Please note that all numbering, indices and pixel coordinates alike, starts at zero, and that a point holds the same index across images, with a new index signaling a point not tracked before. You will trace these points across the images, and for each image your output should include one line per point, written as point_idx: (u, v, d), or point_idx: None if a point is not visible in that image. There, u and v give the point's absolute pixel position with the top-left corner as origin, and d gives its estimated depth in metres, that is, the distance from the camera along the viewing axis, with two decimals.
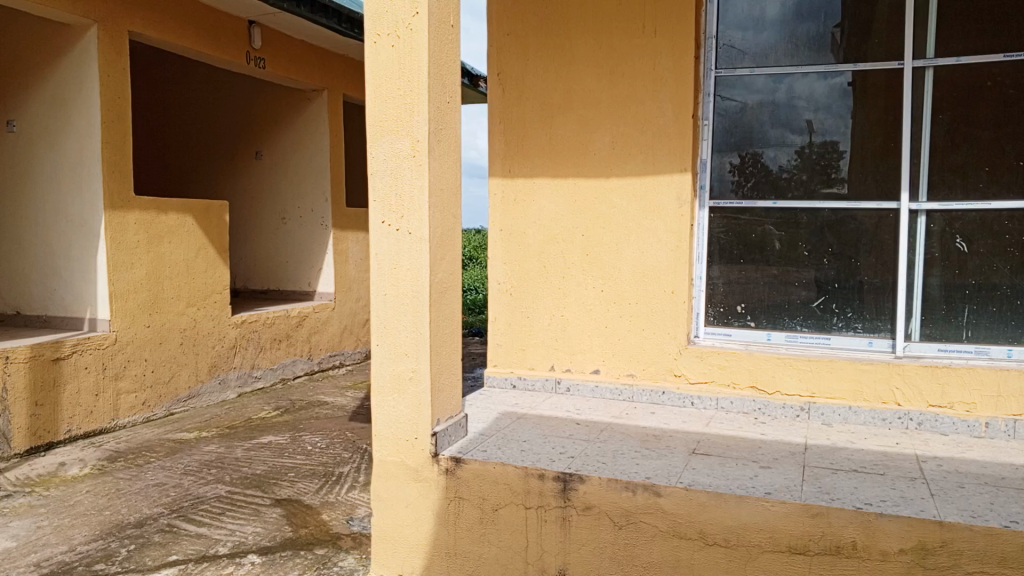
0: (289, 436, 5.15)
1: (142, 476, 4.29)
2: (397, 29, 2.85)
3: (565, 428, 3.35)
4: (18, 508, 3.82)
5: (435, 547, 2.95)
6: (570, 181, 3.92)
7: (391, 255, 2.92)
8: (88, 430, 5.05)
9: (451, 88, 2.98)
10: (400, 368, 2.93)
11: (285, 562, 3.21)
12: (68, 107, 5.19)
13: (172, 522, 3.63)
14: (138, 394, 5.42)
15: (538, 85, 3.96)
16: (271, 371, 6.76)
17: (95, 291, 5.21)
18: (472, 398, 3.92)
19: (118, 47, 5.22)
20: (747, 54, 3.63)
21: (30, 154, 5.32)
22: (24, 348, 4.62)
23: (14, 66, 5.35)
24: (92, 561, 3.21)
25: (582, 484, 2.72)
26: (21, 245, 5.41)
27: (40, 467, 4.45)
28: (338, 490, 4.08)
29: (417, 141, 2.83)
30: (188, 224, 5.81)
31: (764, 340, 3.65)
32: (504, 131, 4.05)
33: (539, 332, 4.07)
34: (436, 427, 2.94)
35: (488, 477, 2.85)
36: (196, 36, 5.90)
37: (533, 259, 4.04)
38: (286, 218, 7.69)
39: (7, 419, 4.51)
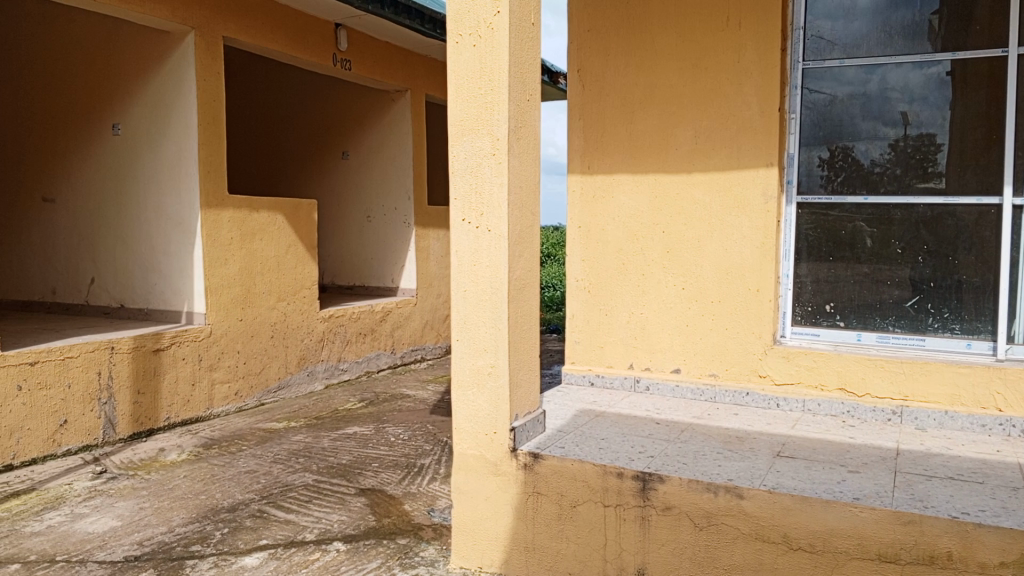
0: (372, 428, 5.29)
1: (234, 463, 4.49)
2: (479, 28, 2.88)
3: (644, 427, 3.32)
4: (122, 490, 4.06)
5: (513, 541, 2.98)
6: (651, 178, 3.88)
7: (471, 251, 2.96)
8: (185, 418, 5.31)
9: (531, 86, 3.00)
10: (479, 363, 2.97)
11: (369, 550, 3.30)
12: (168, 111, 5.47)
13: (263, 508, 3.79)
14: (231, 384, 5.67)
15: (618, 80, 3.93)
16: (356, 364, 6.94)
17: (192, 286, 5.47)
18: (550, 395, 3.93)
19: (214, 53, 5.46)
20: (837, 45, 3.51)
21: (133, 155, 5.62)
22: (128, 339, 4.90)
23: (117, 71, 5.65)
24: (189, 542, 3.39)
25: (662, 484, 2.70)
26: (124, 242, 5.72)
27: (142, 452, 4.71)
28: (420, 481, 4.17)
29: (497, 139, 2.87)
30: (279, 222, 6.03)
31: (853, 341, 3.53)
32: (584, 128, 4.04)
33: (618, 330, 4.03)
34: (514, 422, 2.97)
35: (567, 474, 2.86)
36: (287, 40, 6.11)
37: (613, 257, 4.01)
38: (370, 216, 7.88)
39: (112, 406, 4.81)
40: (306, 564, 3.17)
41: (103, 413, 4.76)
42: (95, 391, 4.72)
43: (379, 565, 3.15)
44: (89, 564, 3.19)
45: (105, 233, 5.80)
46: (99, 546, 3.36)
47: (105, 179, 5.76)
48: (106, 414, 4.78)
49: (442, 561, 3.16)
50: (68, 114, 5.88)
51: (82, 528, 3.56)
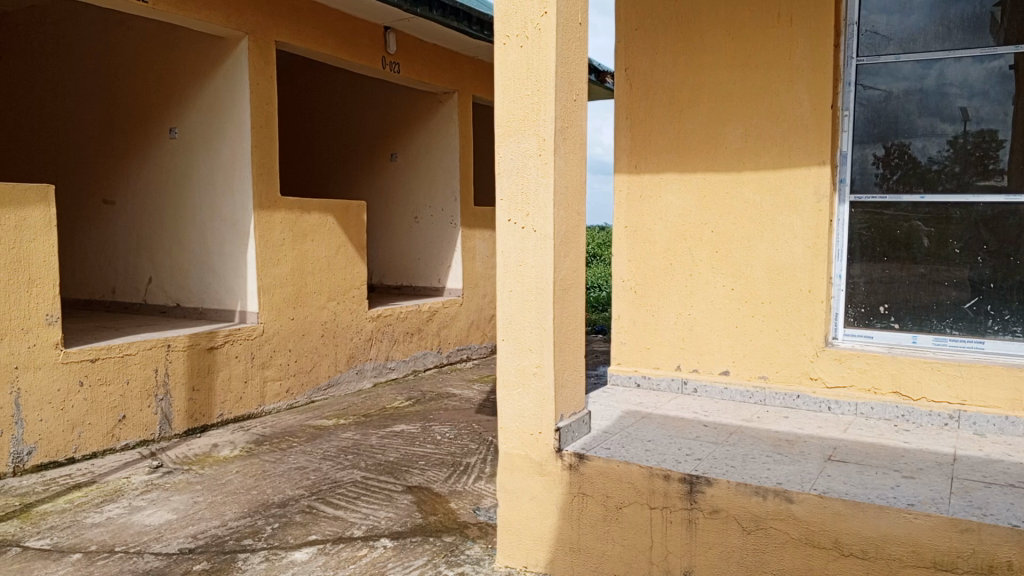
0: (419, 426, 5.34)
1: (285, 459, 4.58)
2: (526, 29, 2.89)
3: (692, 429, 3.28)
4: (178, 484, 4.17)
5: (558, 541, 2.97)
6: (699, 177, 3.84)
7: (516, 251, 2.96)
8: (238, 415, 5.43)
9: (578, 86, 2.99)
10: (525, 363, 2.97)
11: (415, 547, 3.33)
12: (223, 115, 5.60)
13: (312, 504, 3.85)
14: (282, 382, 5.78)
15: (666, 79, 3.90)
16: (403, 363, 7.01)
17: (245, 286, 5.60)
18: (596, 396, 3.90)
19: (267, 58, 5.58)
20: (892, 40, 3.42)
21: (188, 158, 5.77)
22: (183, 338, 5.03)
23: (174, 76, 5.81)
24: (241, 536, 3.47)
25: (710, 487, 2.67)
26: (180, 243, 5.88)
27: (197, 447, 4.83)
28: (466, 480, 4.19)
29: (543, 139, 2.87)
30: (329, 223, 6.13)
31: (908, 343, 3.44)
32: (631, 127, 4.00)
33: (665, 331, 4.00)
34: (560, 422, 2.97)
35: (612, 475, 2.85)
36: (337, 43, 6.21)
37: (660, 257, 3.97)
38: (418, 216, 7.95)
39: (168, 402, 4.95)
40: (354, 559, 3.22)
41: (160, 409, 4.90)
42: (152, 387, 4.86)
43: (425, 563, 3.17)
44: (146, 555, 3.28)
45: (162, 234, 5.97)
46: (156, 538, 3.45)
47: (162, 182, 5.92)
48: (162, 410, 4.92)
49: (487, 560, 3.18)
50: (127, 118, 6.06)
51: (140, 520, 3.66)
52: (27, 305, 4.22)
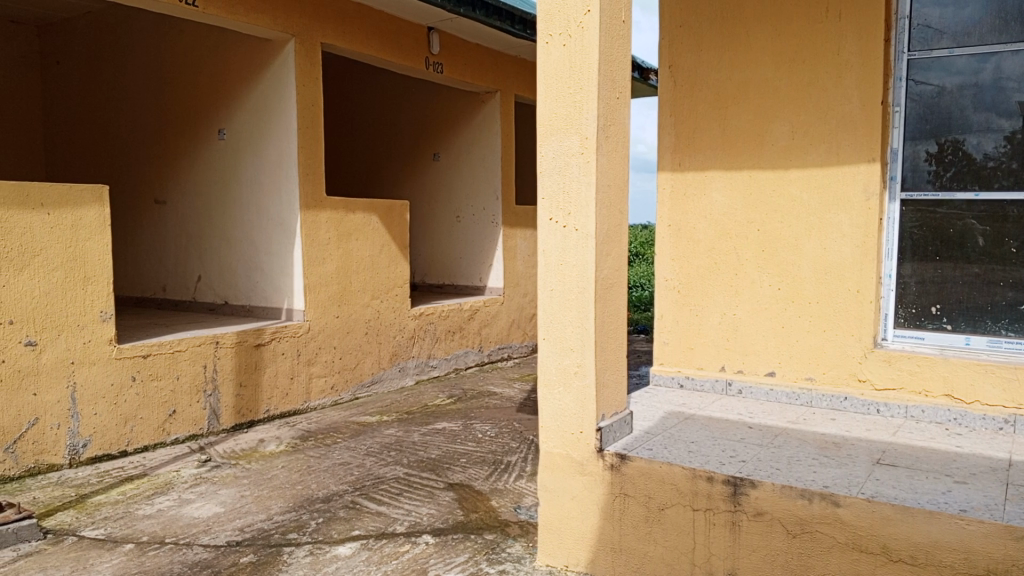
0: (461, 424, 5.37)
1: (330, 455, 4.65)
2: (569, 28, 2.88)
3: (736, 431, 3.24)
4: (225, 478, 4.26)
5: (600, 541, 2.96)
6: (744, 175, 3.79)
7: (557, 250, 2.96)
8: (284, 410, 5.53)
9: (621, 84, 2.98)
10: (566, 362, 2.96)
11: (457, 544, 3.35)
12: (269, 116, 5.70)
13: (356, 499, 3.90)
14: (327, 378, 5.86)
15: (711, 76, 3.86)
16: (445, 361, 7.05)
17: (291, 284, 5.70)
18: (638, 396, 3.87)
19: (313, 60, 5.66)
20: (946, 33, 3.33)
21: (237, 159, 5.89)
22: (231, 335, 5.14)
23: (223, 79, 5.93)
24: (286, 530, 3.53)
25: (754, 489, 2.63)
26: (229, 241, 6.00)
27: (244, 442, 4.93)
28: (507, 478, 4.21)
29: (586, 138, 2.86)
30: (373, 222, 6.20)
31: (962, 345, 3.35)
32: (675, 125, 3.97)
33: (709, 331, 3.95)
34: (601, 422, 2.96)
35: (655, 476, 2.83)
36: (382, 44, 6.27)
37: (704, 256, 3.93)
38: (460, 216, 8.00)
39: (217, 397, 5.06)
40: (397, 555, 3.25)
41: (208, 404, 5.01)
42: (202, 383, 4.97)
43: (466, 560, 3.19)
44: (194, 547, 3.36)
45: (212, 233, 6.10)
46: (204, 530, 3.54)
47: (212, 182, 6.05)
48: (211, 405, 5.03)
49: (528, 559, 3.18)
50: (178, 120, 6.21)
51: (189, 513, 3.76)
52: (83, 302, 4.36)
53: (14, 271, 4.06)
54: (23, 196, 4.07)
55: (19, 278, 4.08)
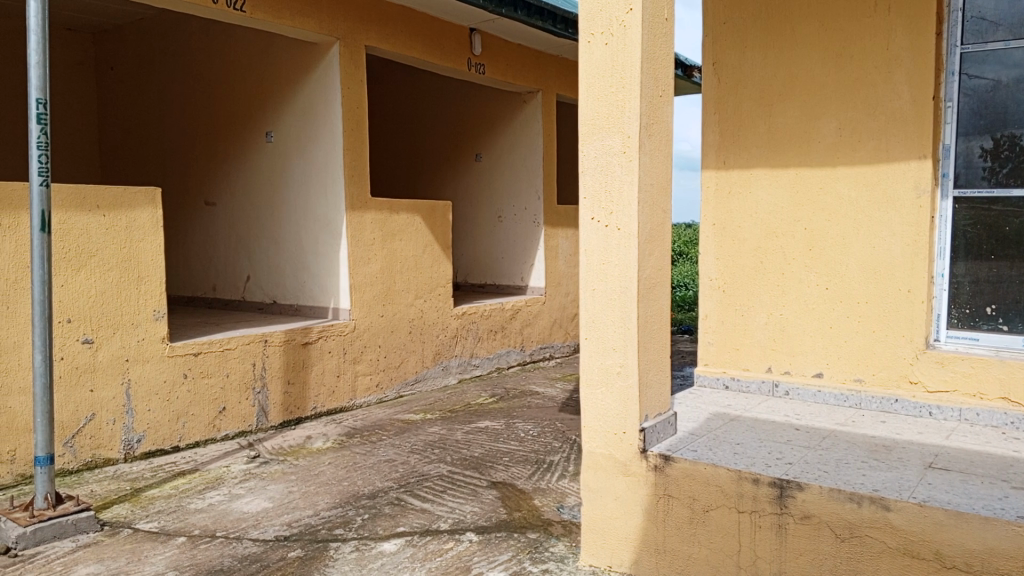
0: (503, 422, 5.40)
1: (375, 452, 4.72)
2: (611, 27, 2.88)
3: (783, 433, 3.20)
4: (274, 473, 4.35)
5: (643, 543, 2.95)
6: (791, 173, 3.73)
7: (599, 250, 2.95)
8: (330, 408, 5.61)
9: (664, 82, 2.97)
10: (608, 363, 2.96)
11: (500, 543, 3.37)
12: (315, 118, 5.79)
13: (400, 496, 3.95)
14: (372, 376, 5.94)
15: (756, 73, 3.81)
16: (488, 360, 7.08)
17: (337, 284, 5.79)
18: (682, 397, 3.84)
19: (357, 62, 5.73)
20: (1001, 25, 3.25)
21: (284, 160, 6.00)
22: (279, 333, 5.24)
23: (270, 82, 6.04)
24: (333, 526, 3.59)
25: (801, 491, 2.60)
26: (277, 242, 6.12)
27: (291, 439, 5.02)
28: (549, 477, 4.22)
29: (628, 137, 2.85)
30: (417, 222, 6.26)
31: (1018, 346, 3.26)
32: (719, 123, 3.92)
33: (756, 332, 3.90)
34: (644, 423, 2.95)
35: (699, 477, 2.81)
36: (425, 46, 6.33)
37: (750, 256, 3.88)
38: (502, 215, 8.03)
39: (265, 395, 5.16)
40: (441, 552, 3.28)
41: (257, 402, 5.11)
42: (250, 380, 5.08)
43: (509, 558, 3.21)
44: (244, 540, 3.44)
45: (260, 234, 6.23)
46: (253, 525, 3.62)
47: (260, 184, 6.18)
48: (259, 402, 5.13)
49: (571, 558, 3.18)
50: (228, 123, 6.35)
51: (239, 507, 3.84)
52: (137, 302, 4.48)
53: (71, 271, 4.20)
54: (79, 198, 4.21)
55: (76, 278, 4.22)
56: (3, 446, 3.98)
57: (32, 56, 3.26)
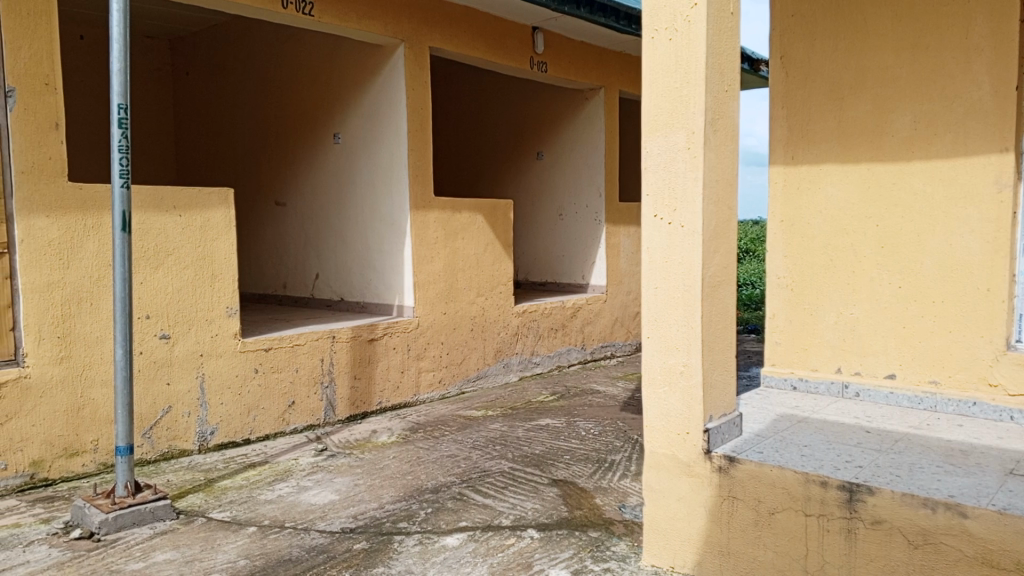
0: (564, 421, 5.40)
1: (438, 447, 4.78)
2: (675, 22, 2.85)
3: (853, 435, 3.11)
4: (341, 466, 4.45)
5: (707, 544, 2.91)
6: (863, 168, 3.64)
7: (663, 247, 2.92)
8: (394, 403, 5.71)
9: (730, 76, 2.92)
10: (672, 362, 2.93)
11: (561, 540, 3.37)
12: (380, 118, 5.89)
13: (463, 491, 4.00)
14: (435, 373, 6.01)
15: (826, 67, 3.74)
16: (549, 358, 7.09)
17: (401, 281, 5.88)
18: (747, 398, 3.77)
19: (422, 63, 5.80)
20: None
21: (350, 160, 6.12)
22: (346, 330, 5.35)
23: (337, 83, 6.16)
24: (397, 519, 3.65)
25: (871, 496, 2.53)
26: (343, 240, 6.25)
27: (357, 433, 5.12)
28: (611, 477, 4.20)
29: (693, 133, 2.82)
30: (479, 221, 6.30)
31: None
32: (788, 117, 3.84)
33: (826, 331, 3.80)
34: (708, 424, 2.91)
35: (765, 480, 2.76)
36: (489, 45, 6.37)
37: (819, 253, 3.79)
38: (563, 213, 8.02)
39: (332, 389, 5.28)
40: (503, 548, 3.31)
41: (325, 396, 5.23)
42: (319, 375, 5.20)
43: (571, 556, 3.21)
44: (312, 532, 3.53)
45: (328, 233, 6.38)
46: (320, 516, 3.71)
47: (328, 184, 6.32)
48: (327, 397, 5.25)
49: (633, 558, 3.16)
50: (297, 126, 6.53)
51: (307, 499, 3.94)
52: (210, 299, 4.64)
53: (150, 269, 4.38)
54: (157, 199, 4.39)
55: (155, 275, 4.40)
56: (87, 436, 4.17)
57: (115, 63, 3.40)
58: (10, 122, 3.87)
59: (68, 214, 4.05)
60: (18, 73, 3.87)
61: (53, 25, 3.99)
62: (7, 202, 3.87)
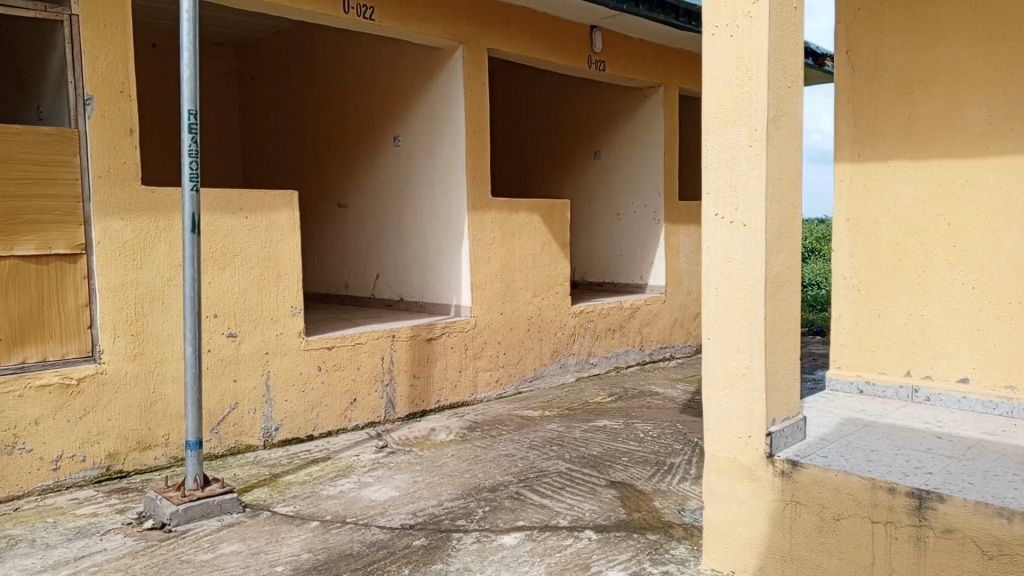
0: (622, 422, 5.37)
1: (495, 446, 4.81)
2: (737, 18, 2.81)
3: (923, 441, 3.02)
4: (400, 463, 4.52)
5: (769, 549, 2.86)
6: (935, 165, 3.54)
7: (724, 247, 2.88)
8: (453, 402, 5.76)
9: (793, 72, 2.87)
10: (733, 364, 2.89)
11: (619, 542, 3.36)
12: (439, 120, 5.95)
13: (520, 490, 4.02)
14: (492, 372, 6.04)
15: (894, 61, 3.65)
16: (606, 359, 7.05)
17: (459, 281, 5.93)
18: (812, 401, 3.68)
19: (480, 65, 5.84)
20: None
21: (410, 162, 6.20)
22: (406, 329, 5.42)
23: (398, 86, 6.26)
24: (455, 516, 3.69)
25: (942, 503, 2.46)
26: (403, 241, 6.34)
27: (416, 431, 5.18)
28: (670, 480, 4.16)
29: (755, 130, 2.78)
30: (536, 221, 6.32)
31: None
32: (854, 113, 3.76)
33: (894, 333, 3.69)
34: (770, 427, 2.86)
35: (830, 484, 2.70)
36: (548, 45, 6.38)
37: (887, 253, 3.69)
38: (621, 213, 7.97)
39: (392, 387, 5.35)
40: (560, 548, 3.31)
41: (385, 394, 5.31)
42: (380, 373, 5.29)
43: (630, 558, 3.20)
44: (372, 527, 3.59)
45: (388, 235, 6.48)
46: (381, 512, 3.77)
47: (388, 186, 6.42)
48: (387, 395, 5.33)
49: (693, 562, 3.13)
50: (358, 129, 6.64)
51: (368, 495, 4.02)
52: (275, 298, 4.77)
53: (218, 269, 4.52)
54: (225, 202, 4.53)
55: (222, 275, 4.54)
56: (159, 430, 4.33)
57: (185, 70, 3.52)
58: (88, 129, 4.04)
59: (141, 217, 4.21)
60: (95, 81, 4.04)
61: (128, 35, 4.15)
62: (85, 205, 4.04)
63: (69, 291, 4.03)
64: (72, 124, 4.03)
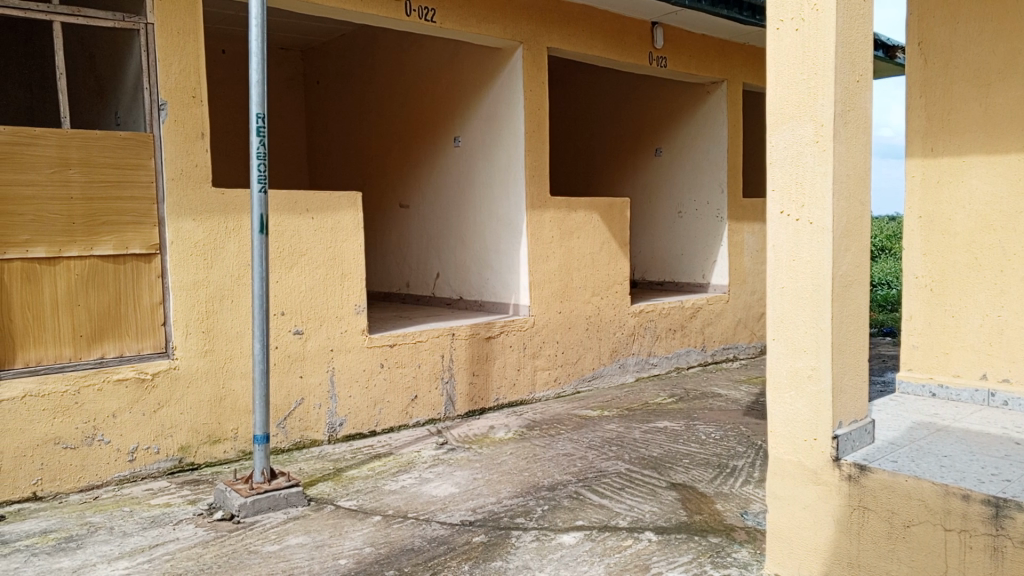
0: (682, 423, 5.30)
1: (554, 445, 4.81)
2: (802, 12, 2.75)
3: (1000, 446, 2.90)
4: (460, 460, 4.57)
5: (835, 555, 2.78)
6: (1014, 158, 3.41)
7: (789, 245, 2.82)
8: (512, 400, 5.78)
9: (862, 66, 2.79)
10: (798, 365, 2.83)
11: (680, 544, 3.33)
12: (499, 120, 5.98)
13: (579, 490, 4.01)
14: (551, 371, 6.05)
15: (970, 51, 3.53)
16: (666, 359, 6.98)
17: (518, 280, 5.95)
18: (881, 404, 3.56)
19: (540, 64, 5.84)
20: None
21: (470, 162, 6.25)
22: (465, 327, 5.47)
23: (458, 86, 6.31)
24: (514, 514, 3.71)
25: (1021, 512, 2.37)
26: (463, 240, 6.39)
27: (476, 428, 5.23)
28: (732, 482, 4.09)
29: (821, 125, 2.71)
30: (595, 220, 6.30)
31: None
32: (927, 106, 3.62)
33: (969, 335, 3.56)
34: (837, 430, 2.79)
35: (899, 490, 2.62)
36: (608, 42, 6.35)
37: (961, 251, 3.56)
38: (682, 211, 7.88)
39: (452, 385, 5.41)
40: (620, 549, 3.29)
41: (445, 391, 5.37)
42: (440, 371, 5.35)
43: (691, 560, 3.16)
44: (433, 523, 3.64)
45: (449, 234, 6.54)
46: (441, 508, 3.81)
47: (449, 187, 6.48)
48: (447, 392, 5.39)
49: (755, 566, 3.08)
50: (420, 130, 6.73)
51: (429, 490, 4.07)
52: (340, 297, 4.87)
53: (284, 269, 4.64)
54: (293, 203, 4.65)
55: (289, 274, 4.65)
56: (228, 424, 4.47)
57: (255, 75, 3.62)
58: (162, 133, 4.20)
59: (212, 217, 4.35)
60: (169, 87, 4.19)
61: (199, 42, 4.29)
62: (159, 206, 4.21)
63: (144, 290, 4.20)
64: (147, 128, 4.19)
